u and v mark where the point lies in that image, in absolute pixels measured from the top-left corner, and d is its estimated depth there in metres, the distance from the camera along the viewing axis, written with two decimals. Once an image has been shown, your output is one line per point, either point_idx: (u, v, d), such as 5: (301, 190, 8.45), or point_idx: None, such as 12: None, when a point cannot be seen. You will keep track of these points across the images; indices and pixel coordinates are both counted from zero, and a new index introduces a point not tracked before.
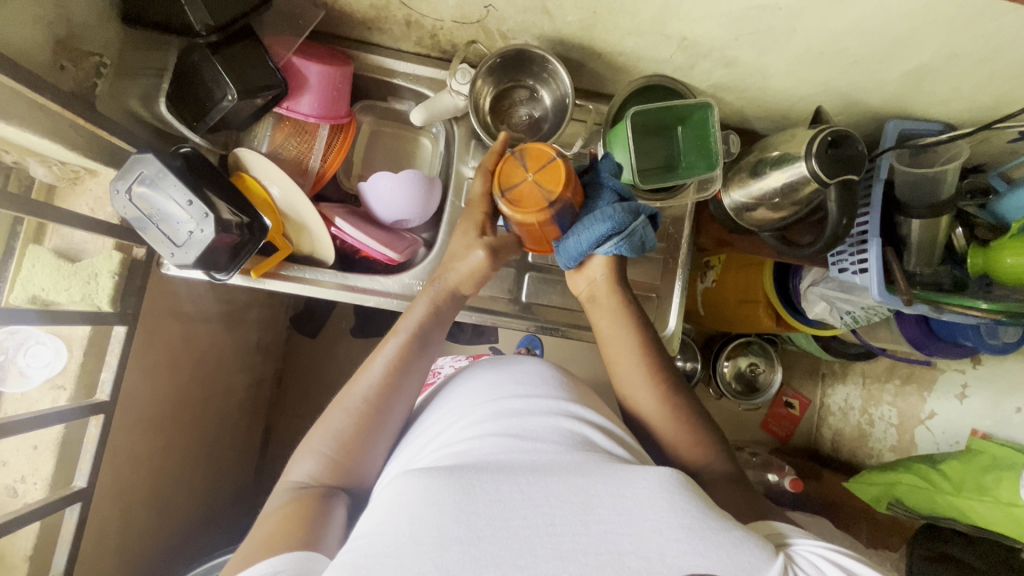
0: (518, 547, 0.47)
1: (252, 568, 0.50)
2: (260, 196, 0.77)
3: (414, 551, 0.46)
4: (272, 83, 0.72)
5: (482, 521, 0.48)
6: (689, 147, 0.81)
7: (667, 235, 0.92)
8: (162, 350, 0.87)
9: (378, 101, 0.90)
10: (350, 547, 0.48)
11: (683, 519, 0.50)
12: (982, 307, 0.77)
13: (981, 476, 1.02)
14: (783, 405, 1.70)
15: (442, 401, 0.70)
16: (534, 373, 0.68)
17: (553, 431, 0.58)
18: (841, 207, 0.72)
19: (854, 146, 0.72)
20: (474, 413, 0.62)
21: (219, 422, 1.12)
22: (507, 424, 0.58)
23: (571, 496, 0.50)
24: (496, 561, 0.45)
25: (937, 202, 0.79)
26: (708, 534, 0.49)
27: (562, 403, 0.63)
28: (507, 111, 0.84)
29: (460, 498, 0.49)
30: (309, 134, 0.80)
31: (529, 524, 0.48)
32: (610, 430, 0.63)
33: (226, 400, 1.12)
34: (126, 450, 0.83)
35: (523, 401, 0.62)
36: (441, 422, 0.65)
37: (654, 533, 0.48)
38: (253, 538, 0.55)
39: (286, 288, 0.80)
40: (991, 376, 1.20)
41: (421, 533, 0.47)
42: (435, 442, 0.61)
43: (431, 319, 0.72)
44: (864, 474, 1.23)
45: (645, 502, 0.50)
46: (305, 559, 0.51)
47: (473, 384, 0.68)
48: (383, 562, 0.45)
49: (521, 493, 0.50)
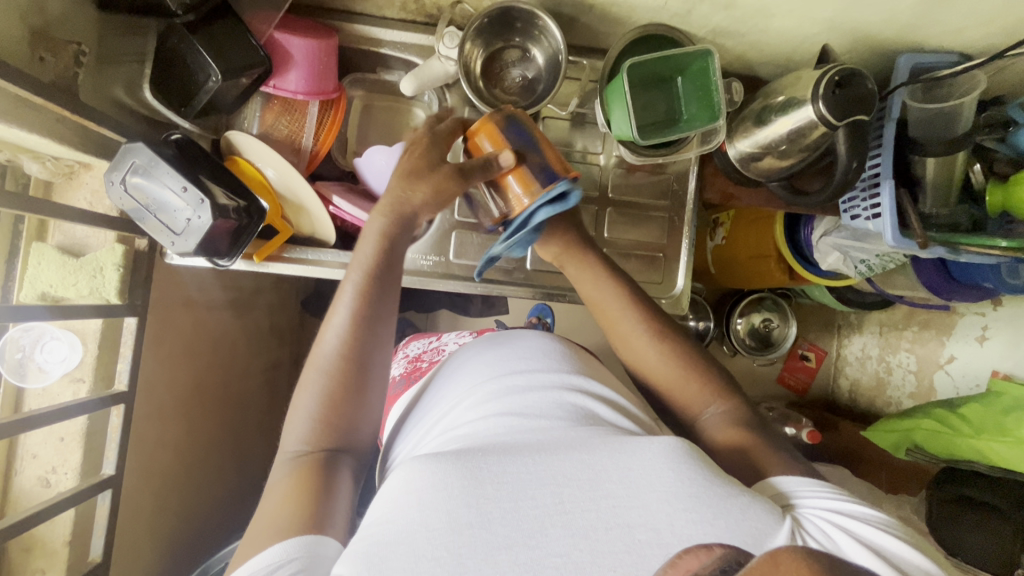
0: (529, 527, 0.48)
1: (263, 554, 0.51)
2: (255, 179, 0.76)
3: (426, 538, 0.47)
4: (257, 61, 0.70)
5: (491, 504, 0.49)
6: (689, 97, 0.78)
7: (671, 191, 0.91)
8: (176, 340, 0.88)
9: (367, 73, 0.89)
10: (361, 536, 0.49)
11: (690, 489, 0.50)
12: (1003, 245, 0.75)
13: (1001, 418, 1.01)
14: (799, 358, 1.70)
15: (444, 377, 0.72)
16: (535, 345, 0.69)
17: (557, 406, 0.59)
18: (849, 149, 0.70)
19: (864, 84, 0.69)
20: (478, 391, 0.63)
21: (241, 406, 1.14)
22: (510, 401, 0.59)
23: (577, 474, 0.51)
24: (507, 543, 0.47)
25: (954, 137, 0.75)
26: (715, 501, 0.49)
27: (565, 374, 0.64)
28: (499, 74, 0.81)
29: (467, 481, 0.50)
30: (300, 112, 0.78)
31: (538, 504, 0.49)
32: (616, 402, 0.64)
33: (245, 384, 1.15)
34: (151, 437, 0.85)
35: (523, 377, 0.63)
36: (448, 401, 0.67)
37: (662, 505, 0.49)
38: (259, 516, 0.56)
39: (290, 270, 0.80)
40: (1010, 317, 1.20)
41: (432, 521, 0.48)
42: (441, 425, 0.63)
43: (385, 246, 0.68)
44: (880, 423, 1.25)
45: (651, 474, 0.51)
46: (314, 543, 0.52)
47: (473, 361, 0.69)
48: (396, 552, 0.46)
49: (530, 474, 0.51)
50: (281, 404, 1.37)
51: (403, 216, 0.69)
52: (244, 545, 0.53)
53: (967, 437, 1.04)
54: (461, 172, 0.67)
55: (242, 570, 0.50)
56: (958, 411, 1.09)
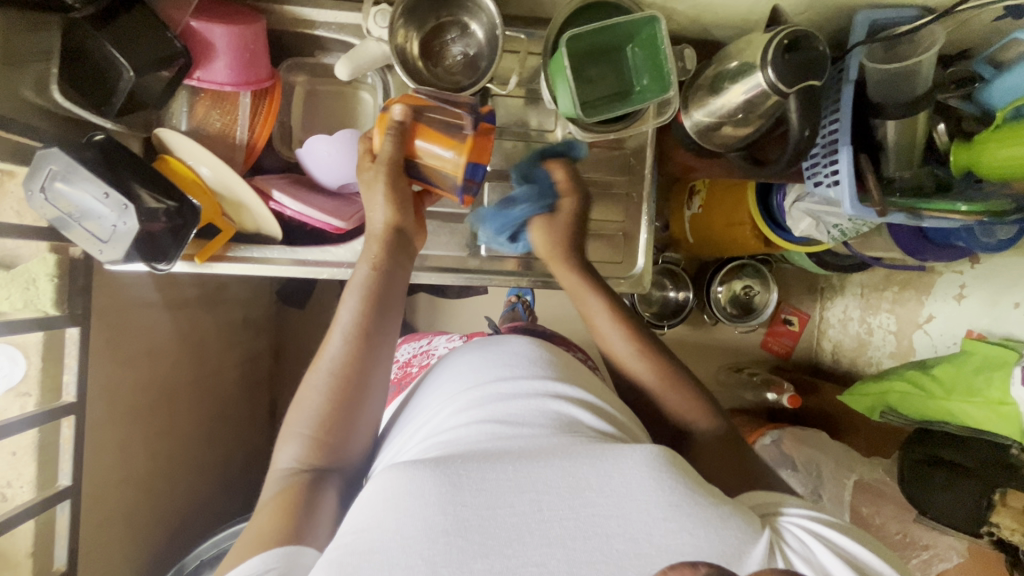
0: (507, 535, 0.48)
1: (243, 565, 0.52)
2: (186, 177, 0.73)
3: (402, 545, 0.46)
4: (174, 53, 0.66)
5: (469, 511, 0.48)
6: (640, 68, 0.75)
7: (629, 167, 0.88)
8: (136, 344, 0.87)
9: (305, 57, 0.85)
10: (339, 542, 0.49)
11: (671, 498, 0.50)
12: (963, 209, 0.74)
13: (973, 377, 1.01)
14: (783, 323, 1.68)
15: (431, 384, 0.71)
16: (520, 351, 0.67)
17: (536, 413, 0.58)
18: (802, 117, 0.68)
19: (814, 47, 0.66)
20: (459, 399, 0.62)
21: (218, 402, 1.14)
22: (492, 408, 0.58)
23: (558, 481, 0.50)
24: (483, 551, 0.47)
25: (913, 98, 0.72)
26: (694, 510, 0.50)
27: (548, 379, 0.62)
28: (439, 52, 0.77)
29: (446, 489, 0.49)
30: (230, 104, 0.75)
31: (517, 512, 0.49)
32: (600, 407, 0.62)
33: (221, 380, 1.15)
34: (116, 442, 0.84)
35: (507, 381, 0.61)
36: (427, 411, 0.66)
37: (641, 515, 0.49)
38: (247, 532, 0.57)
39: (234, 270, 0.78)
40: (987, 275, 1.19)
41: (409, 528, 0.47)
42: (423, 432, 0.62)
43: (380, 277, 0.68)
44: (858, 387, 1.25)
45: (631, 484, 0.50)
46: (289, 554, 0.54)
47: (460, 366, 0.68)
48: (373, 557, 0.46)
49: (509, 481, 0.50)
50: (263, 395, 1.38)
51: (399, 244, 0.71)
52: (232, 556, 0.55)
53: (938, 399, 1.04)
54: (384, 160, 0.69)
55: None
56: (930, 372, 1.09)
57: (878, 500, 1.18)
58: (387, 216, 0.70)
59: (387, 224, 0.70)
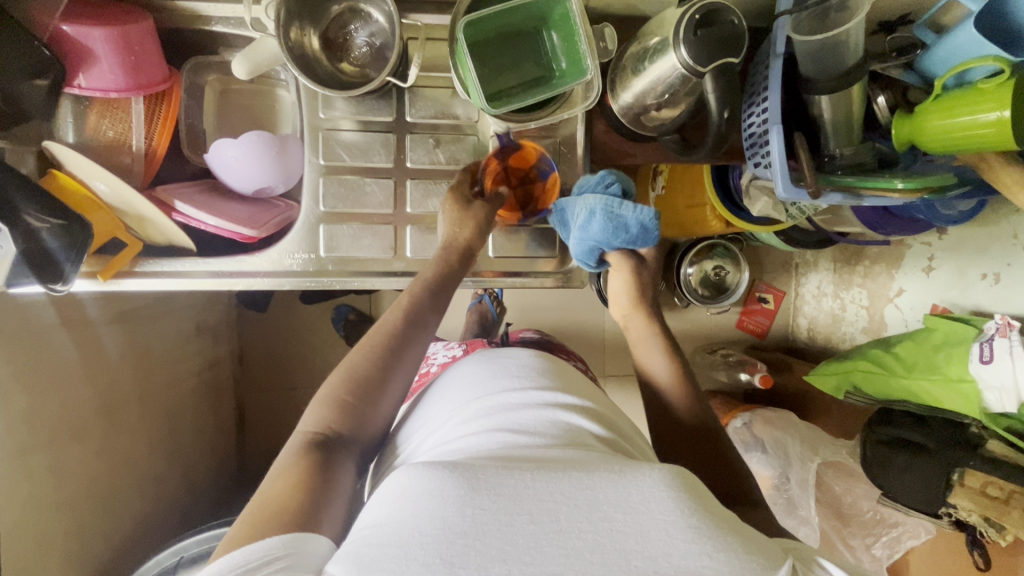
0: (524, 542, 0.41)
1: (253, 546, 0.46)
2: (79, 194, 0.68)
3: (417, 542, 0.41)
4: (43, 61, 0.62)
5: (487, 514, 0.42)
6: (557, 51, 0.70)
7: (560, 156, 0.83)
8: (56, 365, 0.84)
9: (213, 56, 0.81)
10: (355, 537, 0.44)
11: (690, 519, 0.43)
12: (900, 187, 0.69)
13: (933, 354, 0.99)
14: (758, 301, 1.62)
15: (432, 398, 0.67)
16: (528, 364, 0.64)
17: (552, 424, 0.54)
18: (720, 98, 0.64)
19: (729, 21, 0.62)
20: (469, 410, 0.58)
21: (174, 412, 1.12)
22: (505, 420, 0.54)
23: (577, 489, 0.44)
24: (500, 556, 0.40)
25: (844, 70, 0.68)
26: (717, 533, 0.42)
27: (557, 394, 0.59)
28: (343, 44, 0.74)
29: (464, 491, 0.43)
30: (123, 111, 0.72)
31: (534, 520, 0.42)
32: (606, 423, 0.58)
33: (177, 389, 1.13)
34: (45, 465, 0.81)
35: (515, 395, 0.58)
36: (431, 425, 0.62)
37: (662, 535, 0.41)
38: (254, 499, 0.53)
39: (144, 286, 0.75)
40: (955, 246, 1.14)
41: (425, 525, 0.42)
42: (430, 447, 0.58)
43: (443, 272, 0.73)
44: (823, 366, 1.22)
45: (651, 501, 0.43)
46: (298, 539, 0.48)
47: (462, 379, 0.65)
48: (387, 553, 0.41)
49: (529, 484, 0.44)
50: (228, 401, 1.36)
51: (465, 258, 0.75)
52: (236, 529, 0.49)
53: (899, 377, 1.02)
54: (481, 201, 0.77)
55: (235, 552, 0.45)
56: (892, 350, 1.07)
57: (849, 480, 1.16)
58: (460, 235, 0.75)
59: (458, 242, 0.75)
